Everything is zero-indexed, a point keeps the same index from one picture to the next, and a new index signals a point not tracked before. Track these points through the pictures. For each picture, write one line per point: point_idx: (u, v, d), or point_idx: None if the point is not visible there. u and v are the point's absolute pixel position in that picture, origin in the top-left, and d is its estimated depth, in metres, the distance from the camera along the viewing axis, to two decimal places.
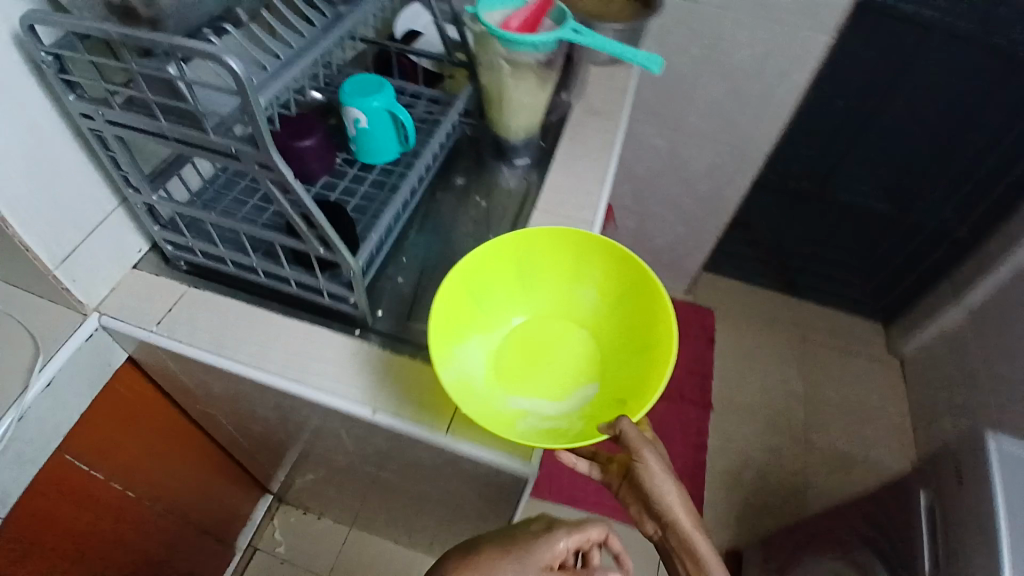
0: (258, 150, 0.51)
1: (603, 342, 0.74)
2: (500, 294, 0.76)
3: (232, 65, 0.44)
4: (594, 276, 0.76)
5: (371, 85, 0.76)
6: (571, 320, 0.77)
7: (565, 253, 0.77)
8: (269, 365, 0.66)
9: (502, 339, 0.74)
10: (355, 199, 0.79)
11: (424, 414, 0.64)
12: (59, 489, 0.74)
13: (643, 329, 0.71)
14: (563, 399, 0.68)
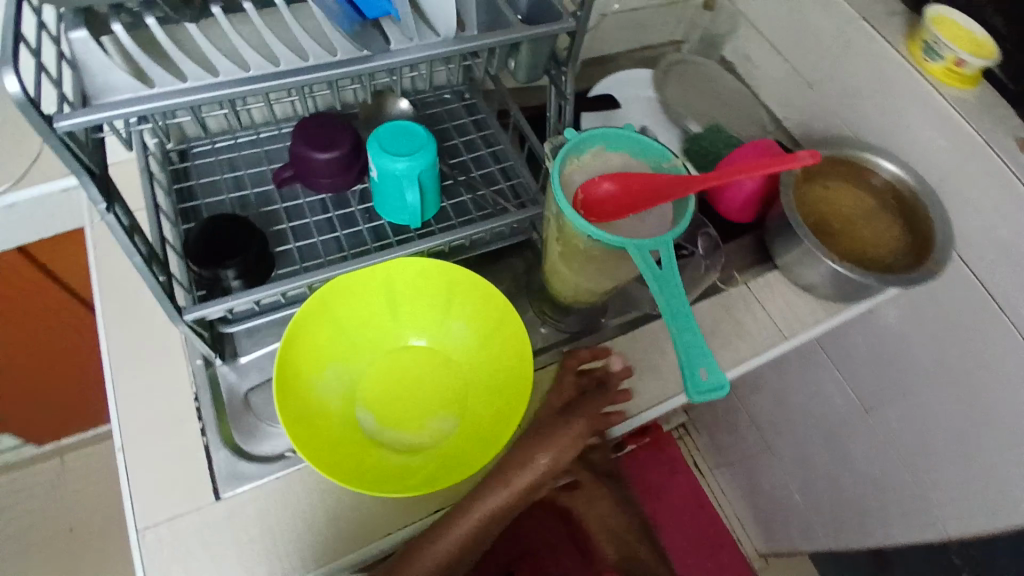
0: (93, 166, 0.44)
1: (467, 368, 0.64)
2: (362, 327, 0.64)
3: (6, 83, 0.35)
4: (463, 310, 0.65)
5: (407, 145, 0.61)
6: (436, 351, 0.65)
7: (436, 282, 0.64)
8: (116, 332, 0.64)
9: (360, 372, 0.63)
10: (333, 233, 0.67)
11: (145, 501, 0.56)
12: (11, 277, 0.82)
13: (507, 366, 0.62)
14: (419, 434, 0.60)
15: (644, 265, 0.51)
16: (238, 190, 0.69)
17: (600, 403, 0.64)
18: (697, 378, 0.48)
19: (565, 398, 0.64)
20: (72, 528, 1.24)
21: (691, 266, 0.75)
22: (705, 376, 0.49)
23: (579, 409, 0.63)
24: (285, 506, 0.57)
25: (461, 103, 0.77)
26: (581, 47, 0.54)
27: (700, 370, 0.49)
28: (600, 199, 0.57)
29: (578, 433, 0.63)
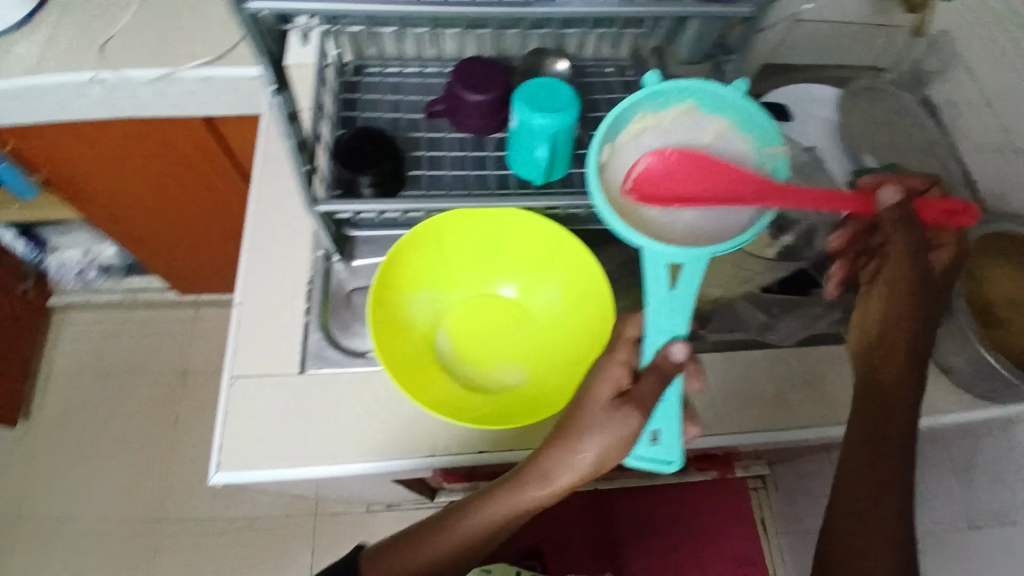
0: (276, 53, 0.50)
1: (549, 329, 0.66)
2: (465, 262, 0.67)
3: None
4: (561, 276, 0.66)
5: (548, 101, 0.62)
6: (524, 306, 0.67)
7: (543, 244, 0.65)
8: (259, 206, 0.72)
9: (450, 302, 0.67)
10: (462, 171, 0.70)
11: (242, 352, 0.64)
12: (196, 144, 0.96)
13: (585, 343, 0.63)
14: (484, 375, 0.63)
15: (654, 285, 0.50)
16: (394, 111, 0.74)
17: (626, 424, 0.50)
18: (645, 442, 0.53)
19: (590, 416, 0.51)
20: (191, 371, 1.43)
21: (804, 306, 0.75)
22: (655, 439, 0.53)
23: (605, 431, 0.50)
24: (351, 400, 0.62)
25: (620, 77, 0.75)
26: None
27: (652, 432, 0.53)
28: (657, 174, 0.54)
29: (601, 460, 0.51)
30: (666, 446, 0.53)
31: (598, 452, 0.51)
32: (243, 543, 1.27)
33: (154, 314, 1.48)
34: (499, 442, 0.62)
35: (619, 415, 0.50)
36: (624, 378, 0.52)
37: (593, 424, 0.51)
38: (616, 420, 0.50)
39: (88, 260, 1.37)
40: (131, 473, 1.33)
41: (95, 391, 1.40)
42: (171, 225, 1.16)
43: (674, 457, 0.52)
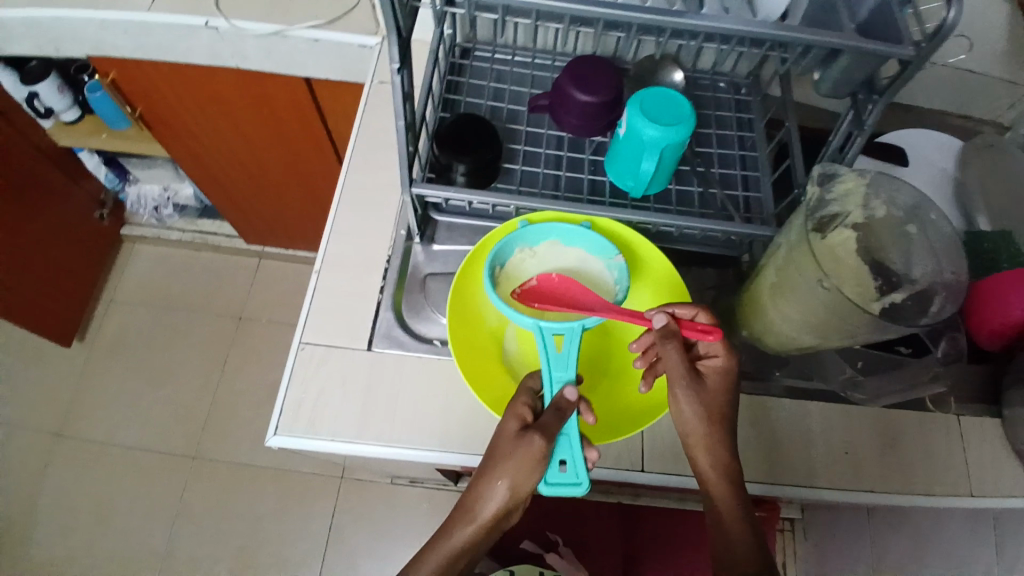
0: (405, 31, 0.49)
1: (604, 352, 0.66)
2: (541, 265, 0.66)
3: None
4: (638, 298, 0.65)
5: (662, 110, 0.59)
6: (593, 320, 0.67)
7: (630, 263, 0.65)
8: (351, 174, 0.72)
9: None
10: (558, 171, 0.69)
11: (317, 319, 0.64)
12: (290, 102, 0.96)
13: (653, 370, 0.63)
14: None
15: (545, 347, 0.56)
16: (495, 100, 0.72)
17: (533, 452, 0.51)
18: (555, 468, 0.53)
19: (500, 447, 0.52)
20: (246, 317, 1.47)
21: (903, 369, 0.69)
22: (565, 468, 0.53)
23: (511, 460, 0.51)
24: (415, 384, 0.62)
25: (733, 95, 0.73)
26: (904, 82, 0.47)
27: (561, 462, 0.53)
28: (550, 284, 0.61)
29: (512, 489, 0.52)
30: (575, 471, 0.53)
31: (506, 481, 0.51)
32: (270, 491, 1.31)
33: (220, 258, 1.53)
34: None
35: (524, 443, 0.51)
36: (524, 413, 0.54)
37: (501, 455, 0.52)
38: (520, 446, 0.51)
39: (165, 196, 1.42)
40: (176, 405, 1.38)
41: (155, 321, 1.46)
42: (251, 176, 1.18)
43: (583, 480, 0.52)
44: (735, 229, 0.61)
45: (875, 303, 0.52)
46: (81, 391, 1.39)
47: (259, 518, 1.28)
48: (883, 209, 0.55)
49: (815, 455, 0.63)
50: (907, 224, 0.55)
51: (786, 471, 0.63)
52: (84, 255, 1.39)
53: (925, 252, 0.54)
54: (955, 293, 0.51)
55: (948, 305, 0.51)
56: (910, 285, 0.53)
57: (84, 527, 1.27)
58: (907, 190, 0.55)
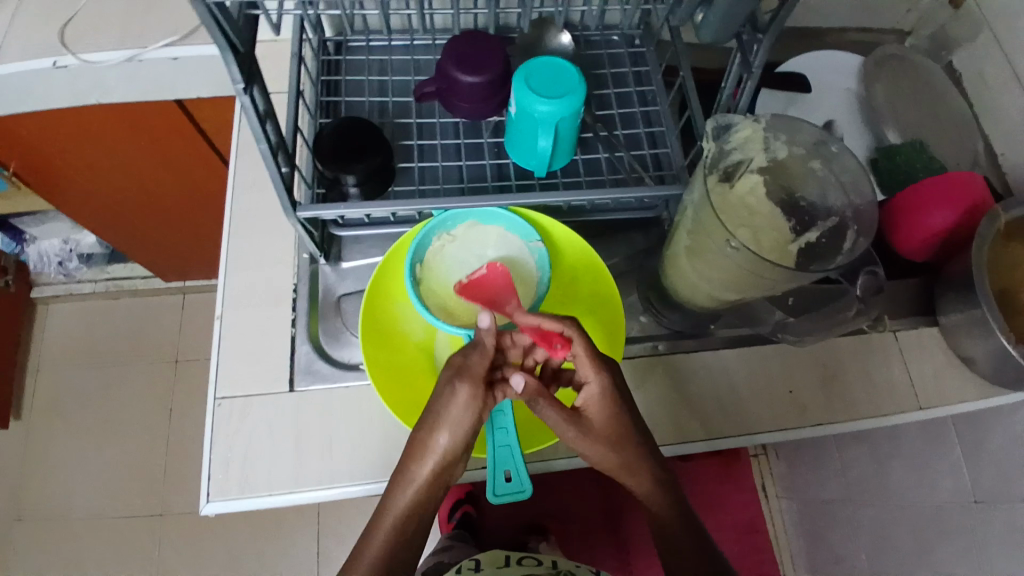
0: (243, 50, 0.44)
1: None
2: None
3: None
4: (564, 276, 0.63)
5: (549, 77, 0.56)
6: None
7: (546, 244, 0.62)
8: (239, 201, 0.67)
9: None
10: (456, 162, 0.65)
11: (230, 367, 0.60)
12: (169, 128, 0.88)
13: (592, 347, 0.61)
14: None
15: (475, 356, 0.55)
16: (380, 95, 0.67)
17: (470, 402, 0.51)
18: (501, 480, 0.51)
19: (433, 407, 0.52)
20: (184, 359, 1.40)
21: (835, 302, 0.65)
22: (510, 478, 0.51)
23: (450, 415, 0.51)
24: (347, 416, 0.59)
25: (627, 49, 0.69)
26: (784, 20, 0.45)
27: (505, 473, 0.52)
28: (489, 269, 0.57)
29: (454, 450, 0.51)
30: (519, 478, 0.51)
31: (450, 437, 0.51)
32: (246, 530, 1.27)
33: (144, 302, 1.44)
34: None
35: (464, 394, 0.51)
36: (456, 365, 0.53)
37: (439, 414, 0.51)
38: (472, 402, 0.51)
39: (67, 249, 1.32)
40: (129, 463, 1.31)
41: (87, 381, 1.37)
42: (153, 213, 1.11)
43: (524, 484, 0.51)
44: (644, 193, 0.58)
45: (792, 245, 0.51)
46: (22, 469, 1.30)
47: (240, 559, 1.24)
48: (785, 149, 0.54)
49: (761, 401, 0.63)
50: (812, 160, 0.54)
51: (735, 424, 0.62)
52: None
53: (835, 186, 0.53)
54: (865, 227, 0.50)
55: (859, 242, 0.49)
56: (824, 222, 0.52)
57: None
58: (808, 128, 0.53)
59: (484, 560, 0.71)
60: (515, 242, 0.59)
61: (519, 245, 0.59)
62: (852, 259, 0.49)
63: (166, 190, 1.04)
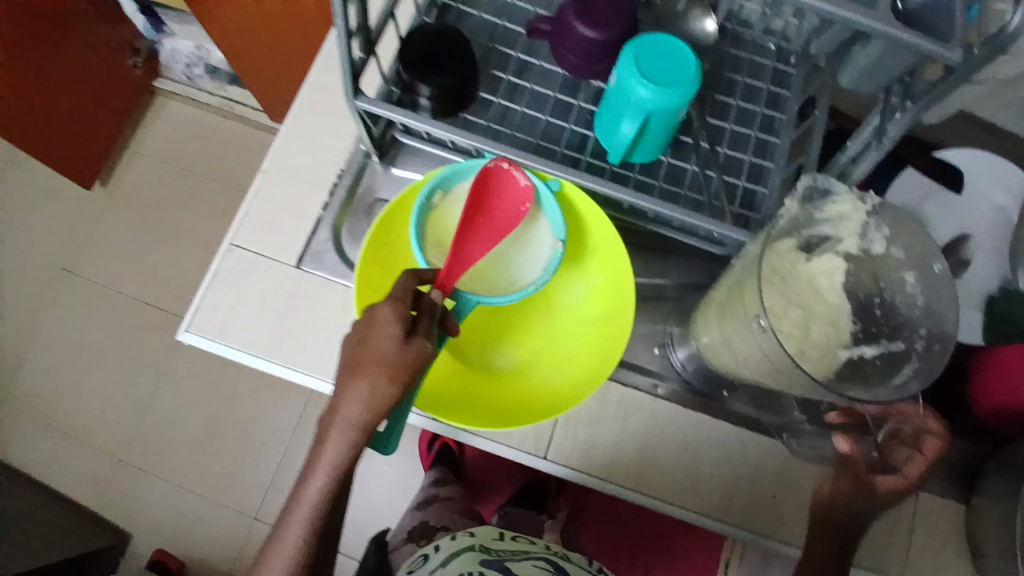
0: None
1: (556, 329, 0.59)
2: None
3: None
4: (593, 276, 0.58)
5: (662, 56, 0.49)
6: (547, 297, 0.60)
7: (585, 237, 0.57)
8: (322, 71, 0.66)
9: None
10: (539, 114, 0.60)
11: (252, 225, 0.61)
12: None
13: (587, 358, 0.57)
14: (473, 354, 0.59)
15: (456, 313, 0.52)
16: (496, 16, 0.62)
17: (406, 346, 0.46)
18: (377, 426, 0.51)
19: (376, 350, 0.46)
20: None
21: None
22: (382, 429, 0.50)
23: (394, 364, 0.46)
24: (333, 314, 0.59)
25: (775, 63, 0.60)
26: (943, 94, 0.38)
27: (381, 422, 0.50)
28: (512, 192, 0.53)
29: (394, 398, 0.47)
30: (389, 435, 0.50)
31: (394, 384, 0.46)
32: (249, 369, 1.35)
33: (243, 130, 1.50)
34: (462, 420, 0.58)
35: (412, 347, 0.47)
36: (404, 312, 0.47)
37: (381, 361, 0.46)
38: (409, 350, 0.47)
39: (198, 55, 1.39)
40: (178, 268, 1.41)
41: (172, 182, 1.47)
42: (270, 54, 1.13)
43: (388, 443, 0.50)
44: (713, 226, 0.52)
45: (840, 351, 0.44)
46: (93, 235, 1.43)
47: (234, 392, 1.33)
48: (882, 246, 0.46)
49: (739, 488, 0.57)
50: (906, 270, 0.46)
51: (698, 501, 0.57)
52: (111, 102, 1.39)
53: (919, 307, 0.45)
54: (927, 369, 0.42)
55: (913, 382, 0.42)
56: (887, 342, 0.44)
57: (79, 362, 1.35)
58: (919, 236, 0.45)
59: (479, 531, 0.67)
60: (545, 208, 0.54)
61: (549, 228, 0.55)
62: (894, 398, 0.41)
63: (286, 36, 1.05)
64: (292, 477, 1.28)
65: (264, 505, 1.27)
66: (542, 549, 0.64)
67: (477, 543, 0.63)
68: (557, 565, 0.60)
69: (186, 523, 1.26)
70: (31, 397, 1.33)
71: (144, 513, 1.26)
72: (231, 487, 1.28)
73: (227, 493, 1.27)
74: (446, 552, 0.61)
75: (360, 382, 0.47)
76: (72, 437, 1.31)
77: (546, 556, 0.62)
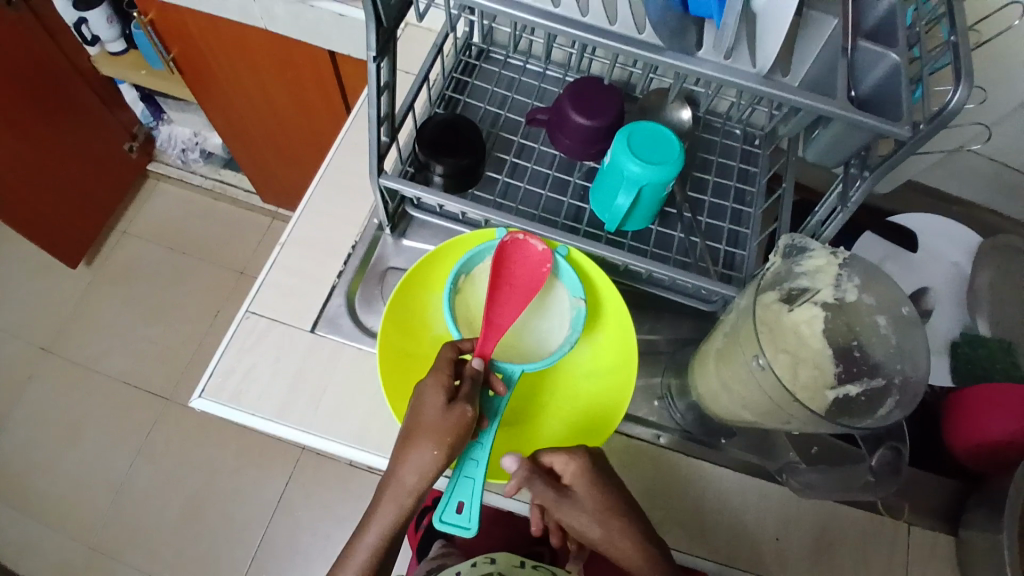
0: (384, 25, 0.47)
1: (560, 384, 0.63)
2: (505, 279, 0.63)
3: None
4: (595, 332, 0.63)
5: (651, 143, 0.56)
6: None
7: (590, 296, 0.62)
8: (338, 153, 0.72)
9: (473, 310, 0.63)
10: (539, 189, 0.67)
11: (270, 292, 0.64)
12: (312, 72, 0.96)
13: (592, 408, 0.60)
14: None
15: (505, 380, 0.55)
16: (499, 106, 0.70)
17: (451, 413, 0.50)
18: (451, 508, 0.51)
19: (425, 418, 0.50)
20: (248, 273, 1.49)
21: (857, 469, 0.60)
22: (461, 510, 0.52)
23: (440, 429, 0.50)
24: (348, 375, 0.61)
25: (743, 145, 0.69)
26: (895, 164, 0.45)
27: (458, 503, 0.52)
28: (529, 259, 0.58)
29: (442, 462, 0.50)
30: (469, 514, 0.51)
31: (441, 449, 0.49)
32: (234, 446, 1.32)
33: (235, 210, 1.55)
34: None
35: (454, 412, 0.50)
36: (447, 382, 0.52)
37: (427, 428, 0.50)
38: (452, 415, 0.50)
39: (194, 141, 1.49)
40: (164, 345, 1.41)
41: (161, 260, 1.49)
42: (270, 139, 1.20)
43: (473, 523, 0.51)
44: (700, 283, 0.57)
45: (828, 392, 0.49)
46: (76, 312, 1.42)
47: (217, 470, 1.30)
48: (854, 294, 0.52)
49: (742, 530, 0.60)
50: (878, 314, 0.51)
51: (707, 548, 0.59)
52: (105, 183, 1.43)
53: (892, 347, 0.50)
54: (907, 399, 0.47)
55: (895, 412, 0.46)
56: (869, 379, 0.50)
57: (52, 443, 1.31)
58: (886, 284, 0.50)
59: (499, 556, 0.69)
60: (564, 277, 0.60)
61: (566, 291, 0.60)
62: (880, 426, 0.46)
63: (289, 123, 1.12)
64: (276, 560, 1.23)
65: None
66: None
67: (498, 570, 0.66)
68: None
69: None
70: None
71: None
72: (210, 573, 1.22)
73: None
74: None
75: (411, 451, 0.50)
76: (38, 523, 1.24)
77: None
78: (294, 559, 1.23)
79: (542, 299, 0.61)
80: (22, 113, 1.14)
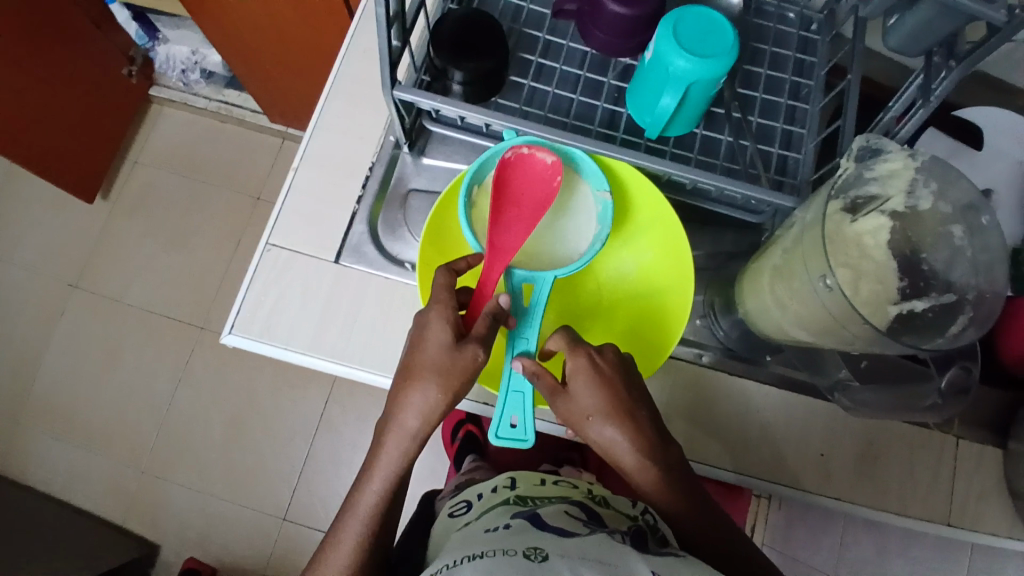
0: None
1: (601, 309, 0.60)
2: None
3: None
4: (645, 255, 0.59)
5: (698, 28, 0.50)
6: (595, 276, 0.61)
7: (644, 215, 0.58)
8: (347, 63, 0.65)
9: None
10: (572, 94, 0.60)
11: (287, 219, 0.61)
12: None
13: (644, 332, 0.58)
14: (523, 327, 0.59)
15: (513, 296, 0.52)
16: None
17: (461, 355, 0.48)
18: (505, 424, 0.50)
19: (428, 358, 0.49)
20: (264, 199, 1.45)
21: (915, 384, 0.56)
22: (515, 424, 0.50)
23: (447, 372, 0.48)
24: (377, 305, 0.59)
25: (799, 31, 0.61)
26: (986, 54, 0.39)
27: (511, 418, 0.50)
28: (540, 175, 0.54)
29: (446, 403, 0.49)
30: (524, 426, 0.50)
31: (447, 393, 0.49)
32: (268, 371, 1.35)
33: (243, 133, 1.49)
34: (485, 397, 0.59)
35: (466, 353, 0.48)
36: (451, 316, 0.49)
37: (432, 369, 0.48)
38: (461, 356, 0.48)
39: (193, 60, 1.39)
40: (189, 275, 1.40)
41: (175, 190, 1.45)
42: (274, 55, 1.12)
43: (529, 436, 0.50)
44: (752, 193, 0.51)
45: (890, 307, 0.45)
46: (99, 247, 1.42)
47: (255, 394, 1.33)
48: (929, 202, 0.46)
49: (788, 449, 0.58)
50: (953, 224, 0.46)
51: (752, 466, 0.58)
52: (109, 112, 1.38)
53: (966, 259, 0.46)
54: (982, 317, 0.44)
55: (969, 330, 0.43)
56: (937, 295, 0.45)
57: (94, 375, 1.34)
58: (960, 184, 0.45)
59: (519, 477, 0.63)
60: (584, 178, 0.56)
61: (586, 184, 0.56)
62: (951, 348, 0.42)
63: (288, 34, 1.04)
64: (318, 475, 1.28)
65: (290, 504, 1.27)
66: (582, 494, 0.59)
67: (515, 494, 0.58)
68: (588, 511, 0.54)
69: (215, 526, 1.25)
70: (49, 412, 1.32)
71: (172, 522, 1.26)
72: (258, 489, 1.28)
73: (253, 494, 1.27)
74: (481, 509, 0.57)
75: (406, 389, 0.49)
76: (93, 449, 1.30)
77: (581, 502, 0.56)
78: (337, 473, 1.28)
79: (564, 200, 0.57)
80: (16, 41, 1.08)
